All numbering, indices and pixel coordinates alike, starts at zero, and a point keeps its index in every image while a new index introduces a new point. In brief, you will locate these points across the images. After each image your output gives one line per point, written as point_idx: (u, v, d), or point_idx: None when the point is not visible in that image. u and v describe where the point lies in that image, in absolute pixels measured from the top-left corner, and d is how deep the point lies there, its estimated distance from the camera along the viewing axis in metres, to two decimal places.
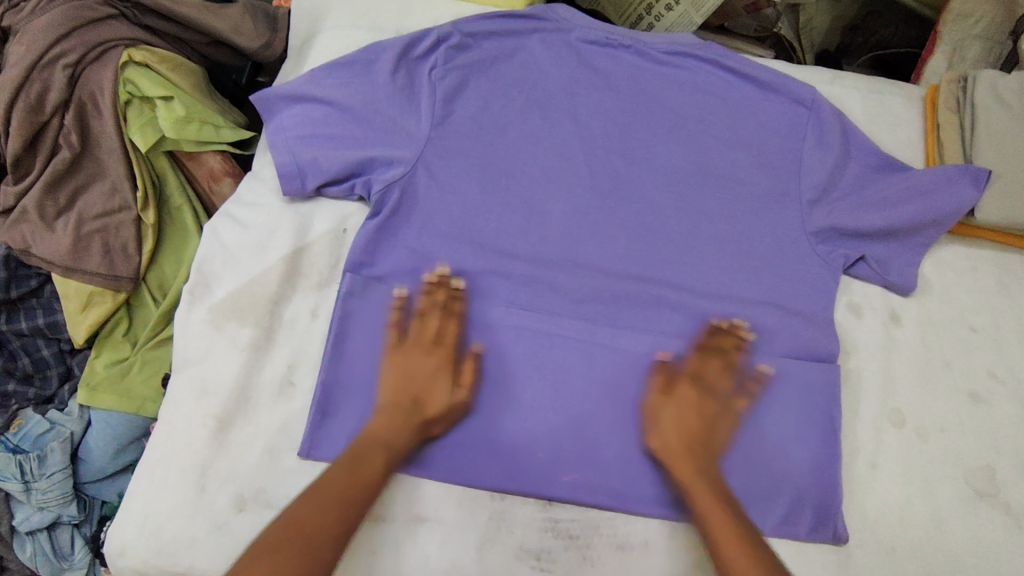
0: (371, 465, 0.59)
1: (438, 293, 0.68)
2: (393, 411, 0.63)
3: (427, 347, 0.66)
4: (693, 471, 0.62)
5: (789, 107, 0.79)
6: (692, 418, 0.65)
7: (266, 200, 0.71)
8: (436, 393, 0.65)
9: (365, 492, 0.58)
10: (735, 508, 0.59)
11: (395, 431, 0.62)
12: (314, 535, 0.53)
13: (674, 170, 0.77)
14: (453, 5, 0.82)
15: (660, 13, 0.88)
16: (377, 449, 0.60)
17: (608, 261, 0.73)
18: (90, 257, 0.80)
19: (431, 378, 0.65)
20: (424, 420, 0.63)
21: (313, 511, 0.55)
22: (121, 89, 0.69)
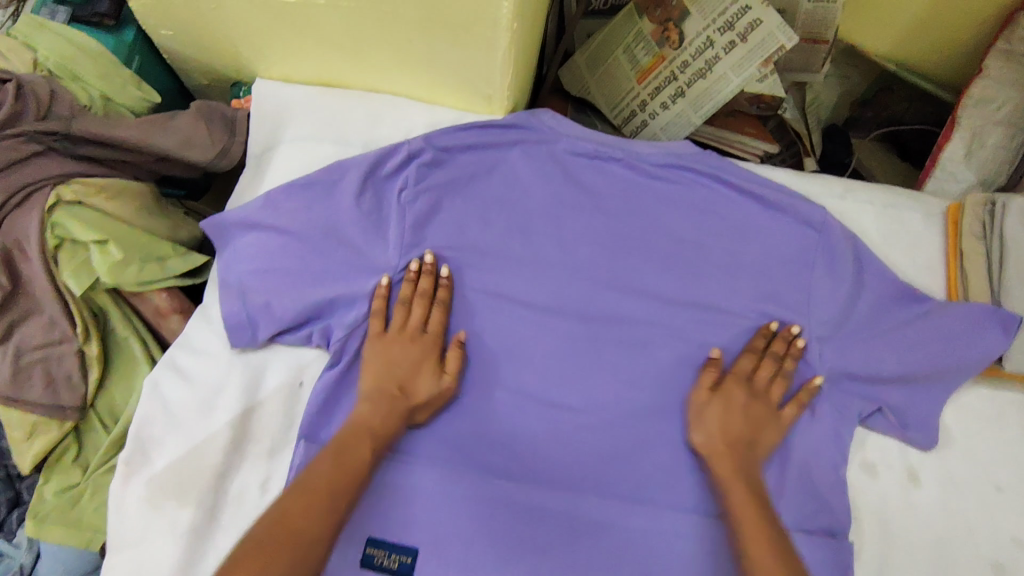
0: (362, 449, 0.58)
1: (423, 282, 0.66)
2: (382, 400, 0.62)
3: (412, 335, 0.64)
4: (735, 470, 0.61)
5: (798, 230, 0.71)
6: (738, 421, 0.63)
7: (214, 348, 0.64)
8: (423, 379, 0.63)
9: (350, 485, 0.56)
10: (766, 505, 0.58)
11: (383, 417, 0.61)
12: (304, 521, 0.52)
13: (669, 306, 0.69)
14: (426, 109, 0.74)
15: (655, 110, 0.81)
16: (363, 437, 0.59)
17: (601, 412, 0.67)
18: (33, 390, 0.72)
19: (417, 364, 0.63)
20: (410, 408, 0.63)
21: (301, 508, 0.52)
22: (49, 234, 0.62)
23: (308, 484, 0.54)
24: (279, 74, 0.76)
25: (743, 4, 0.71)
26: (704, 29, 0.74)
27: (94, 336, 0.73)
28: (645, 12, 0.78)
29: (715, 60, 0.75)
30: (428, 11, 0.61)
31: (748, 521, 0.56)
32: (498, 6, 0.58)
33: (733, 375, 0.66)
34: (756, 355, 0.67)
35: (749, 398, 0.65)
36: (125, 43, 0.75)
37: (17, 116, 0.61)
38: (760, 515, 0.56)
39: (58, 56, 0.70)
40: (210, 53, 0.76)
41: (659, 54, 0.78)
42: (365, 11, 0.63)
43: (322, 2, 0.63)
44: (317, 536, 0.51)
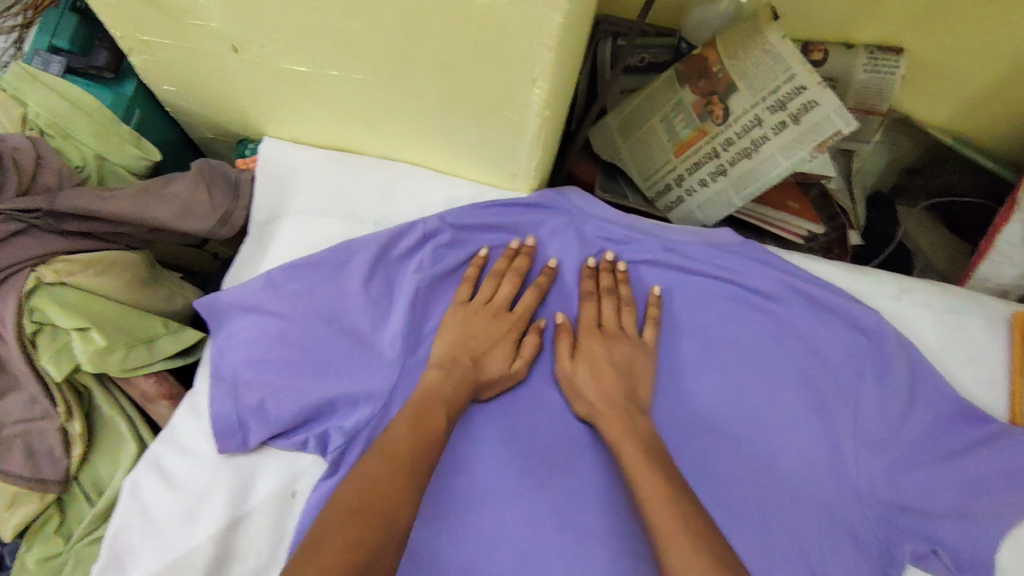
0: (435, 423, 0.56)
1: (519, 260, 0.64)
2: (461, 380, 0.59)
3: (495, 312, 0.63)
4: (621, 428, 0.57)
5: (847, 334, 0.64)
6: (611, 379, 0.60)
7: (202, 448, 0.59)
8: (496, 355, 0.62)
9: (427, 450, 0.54)
10: (666, 463, 0.54)
11: (453, 388, 0.59)
12: (389, 496, 0.49)
13: (703, 415, 0.63)
14: (444, 182, 0.68)
15: (693, 187, 0.74)
16: (438, 408, 0.57)
17: (624, 493, 0.60)
18: (11, 464, 0.66)
19: (495, 340, 0.62)
20: (478, 383, 0.61)
21: (385, 469, 0.51)
22: (27, 320, 0.57)
23: (362, 479, 0.50)
24: (288, 134, 0.71)
25: (797, 82, 0.65)
26: (753, 106, 0.68)
27: (77, 414, 0.68)
28: (687, 81, 0.72)
29: (762, 140, 0.69)
30: (449, 90, 0.55)
31: (658, 507, 0.50)
32: (528, 91, 0.52)
33: (611, 298, 0.64)
34: (591, 297, 0.65)
35: (605, 349, 0.62)
36: (125, 97, 0.70)
37: None
38: (668, 503, 0.50)
39: (49, 112, 0.65)
40: (217, 110, 0.71)
41: (700, 128, 0.72)
42: (382, 85, 0.57)
43: (335, 72, 0.58)
44: (399, 509, 0.49)
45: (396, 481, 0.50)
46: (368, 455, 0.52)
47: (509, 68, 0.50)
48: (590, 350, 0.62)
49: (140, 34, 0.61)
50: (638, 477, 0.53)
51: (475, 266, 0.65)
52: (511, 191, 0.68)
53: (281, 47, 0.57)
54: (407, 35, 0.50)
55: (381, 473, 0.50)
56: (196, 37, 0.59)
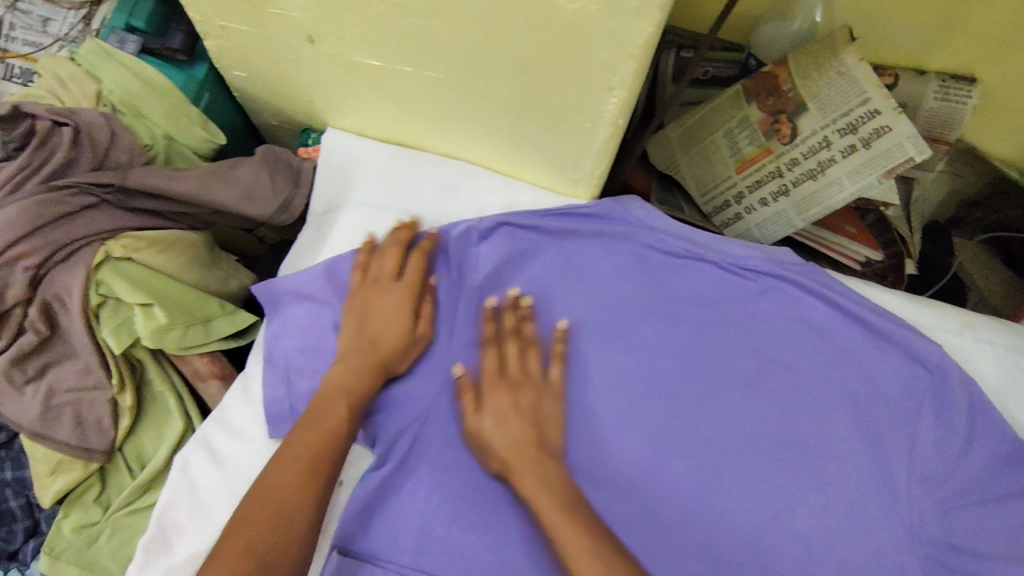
0: (336, 413, 0.55)
1: (400, 233, 0.63)
2: (366, 360, 0.58)
3: (385, 283, 0.61)
4: (533, 477, 0.54)
5: (906, 365, 0.63)
6: (521, 425, 0.57)
7: (252, 431, 0.60)
8: (377, 323, 0.60)
9: (333, 449, 0.53)
10: (575, 505, 0.52)
11: (358, 375, 0.58)
12: (293, 507, 0.49)
13: (754, 437, 0.61)
14: (504, 185, 0.68)
15: (753, 205, 0.74)
16: (336, 398, 0.56)
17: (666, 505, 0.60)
18: (59, 430, 0.68)
19: (391, 312, 0.60)
20: (385, 359, 0.58)
21: (284, 479, 0.50)
22: (93, 292, 0.58)
23: (265, 489, 0.50)
24: (352, 127, 0.72)
25: (871, 106, 0.63)
26: (822, 128, 0.67)
27: (128, 387, 0.69)
28: (755, 97, 0.70)
29: (829, 163, 0.67)
30: (522, 92, 0.55)
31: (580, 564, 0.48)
32: (604, 99, 0.52)
33: (512, 340, 0.61)
34: (494, 347, 0.60)
35: (509, 396, 0.58)
36: (195, 79, 0.71)
37: (67, 165, 0.58)
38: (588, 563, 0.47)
39: (123, 89, 0.66)
40: (285, 99, 0.72)
41: (766, 146, 0.71)
42: (454, 83, 0.57)
43: (409, 69, 0.58)
44: (301, 515, 0.49)
45: (302, 487, 0.50)
46: (280, 458, 0.52)
47: (587, 75, 0.50)
48: (494, 401, 0.58)
49: (218, 19, 0.61)
50: (548, 517, 0.51)
51: (363, 253, 0.63)
52: (571, 197, 0.68)
53: (357, 40, 0.57)
54: (488, 36, 0.50)
55: (292, 479, 0.51)
56: (274, 25, 0.59)
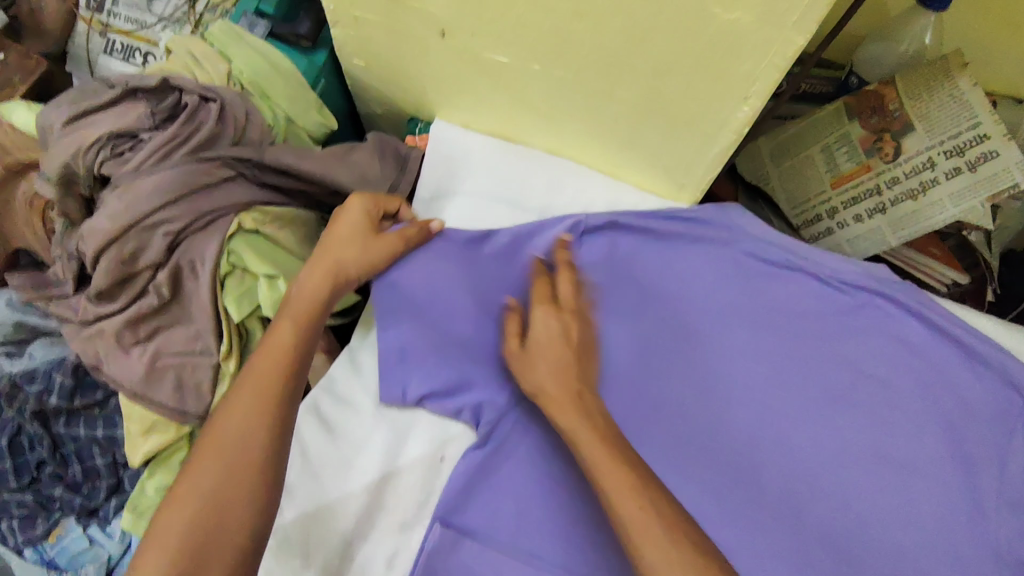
0: (279, 339, 0.56)
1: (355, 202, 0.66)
2: (317, 263, 0.60)
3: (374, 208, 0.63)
4: (572, 409, 0.53)
5: (999, 390, 0.63)
6: (560, 351, 0.57)
7: (360, 402, 0.62)
8: (340, 226, 0.62)
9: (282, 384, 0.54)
10: (623, 445, 0.51)
11: (314, 286, 0.59)
12: (238, 434, 0.51)
13: (844, 447, 0.62)
14: (608, 186, 0.70)
15: (846, 221, 0.75)
16: (282, 326, 0.57)
17: (755, 505, 0.61)
18: (160, 390, 0.71)
19: (343, 232, 0.61)
20: (337, 271, 0.60)
21: (230, 424, 0.51)
22: (223, 260, 0.60)
23: (222, 421, 0.51)
24: (459, 120, 0.74)
25: (981, 131, 0.65)
26: (928, 149, 0.68)
27: (234, 353, 0.71)
28: (857, 115, 0.72)
29: (931, 183, 0.69)
30: (650, 97, 0.57)
31: (622, 497, 0.46)
32: (735, 109, 0.54)
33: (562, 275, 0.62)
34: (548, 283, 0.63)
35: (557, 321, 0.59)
36: (316, 66, 0.74)
37: (213, 139, 0.62)
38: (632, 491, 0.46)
39: (253, 71, 0.69)
40: (399, 90, 0.74)
41: (866, 163, 0.72)
42: (580, 83, 0.59)
43: (536, 67, 0.60)
44: (246, 449, 0.50)
45: (240, 421, 0.51)
46: (237, 387, 0.53)
47: (724, 84, 0.52)
48: (541, 325, 0.58)
49: (353, 9, 0.64)
50: (573, 428, 0.52)
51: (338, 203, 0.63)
52: (673, 201, 0.69)
53: (491, 35, 0.59)
54: (631, 40, 0.52)
55: (235, 414, 0.52)
56: (408, 18, 0.62)
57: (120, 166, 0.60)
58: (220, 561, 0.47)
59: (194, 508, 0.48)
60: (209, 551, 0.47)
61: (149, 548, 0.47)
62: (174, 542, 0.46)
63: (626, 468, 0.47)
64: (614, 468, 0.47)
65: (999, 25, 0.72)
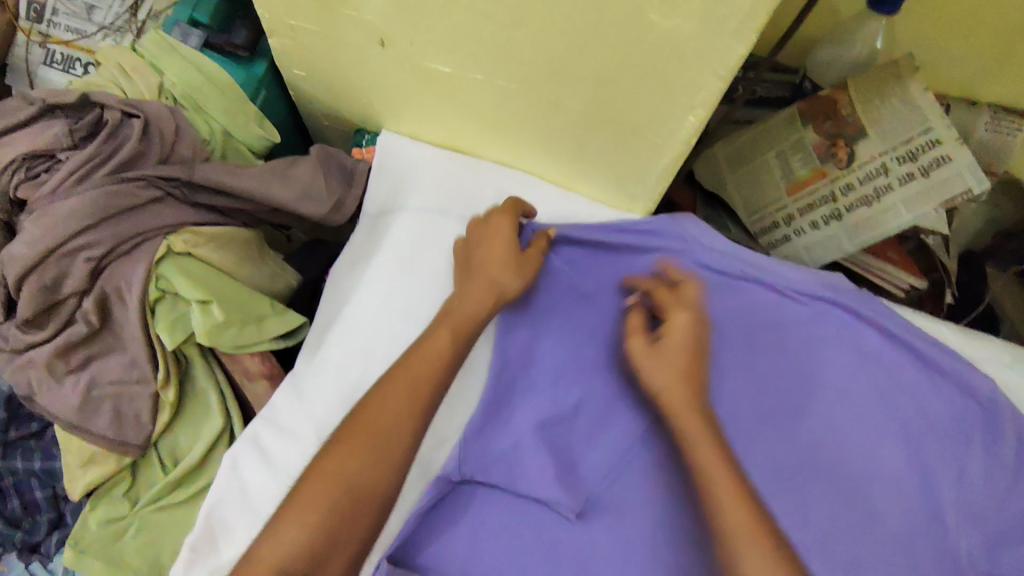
0: (439, 340, 0.55)
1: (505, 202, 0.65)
2: (473, 281, 0.59)
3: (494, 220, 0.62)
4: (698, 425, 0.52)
5: (957, 398, 0.62)
6: None
7: (303, 431, 0.58)
8: (494, 243, 0.60)
9: (435, 375, 0.53)
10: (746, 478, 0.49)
11: (466, 296, 0.58)
12: (387, 427, 0.49)
13: (807, 463, 0.61)
14: (560, 196, 0.68)
15: (803, 228, 0.73)
16: (444, 323, 0.56)
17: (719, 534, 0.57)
18: (96, 422, 0.67)
19: (495, 245, 0.60)
20: (493, 283, 0.58)
21: (377, 404, 0.51)
22: (153, 287, 0.57)
23: (366, 407, 0.50)
24: (407, 131, 0.72)
25: (932, 135, 0.65)
26: (882, 154, 0.68)
27: (173, 382, 0.68)
28: (811, 121, 0.71)
29: (886, 189, 0.68)
30: (596, 108, 0.55)
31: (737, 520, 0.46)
32: (682, 119, 0.52)
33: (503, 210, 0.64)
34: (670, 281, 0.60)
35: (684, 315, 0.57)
36: (255, 77, 0.71)
37: (137, 158, 0.58)
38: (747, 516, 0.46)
39: (184, 84, 0.66)
40: (344, 101, 0.72)
41: (820, 169, 0.71)
42: (527, 93, 0.57)
43: (480, 76, 0.58)
44: (399, 436, 0.49)
45: (395, 405, 0.50)
46: (385, 375, 0.53)
47: (668, 93, 0.50)
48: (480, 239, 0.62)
49: (289, 19, 0.61)
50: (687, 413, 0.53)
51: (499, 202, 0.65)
52: (626, 211, 0.67)
53: (432, 44, 0.57)
54: (573, 51, 0.50)
55: (389, 398, 0.51)
56: (344, 26, 0.59)
57: (35, 191, 0.57)
58: (342, 555, 0.46)
59: (337, 489, 0.47)
60: (333, 546, 0.46)
61: (282, 517, 0.46)
62: (312, 515, 0.46)
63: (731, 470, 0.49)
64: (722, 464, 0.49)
65: (947, 27, 0.72)
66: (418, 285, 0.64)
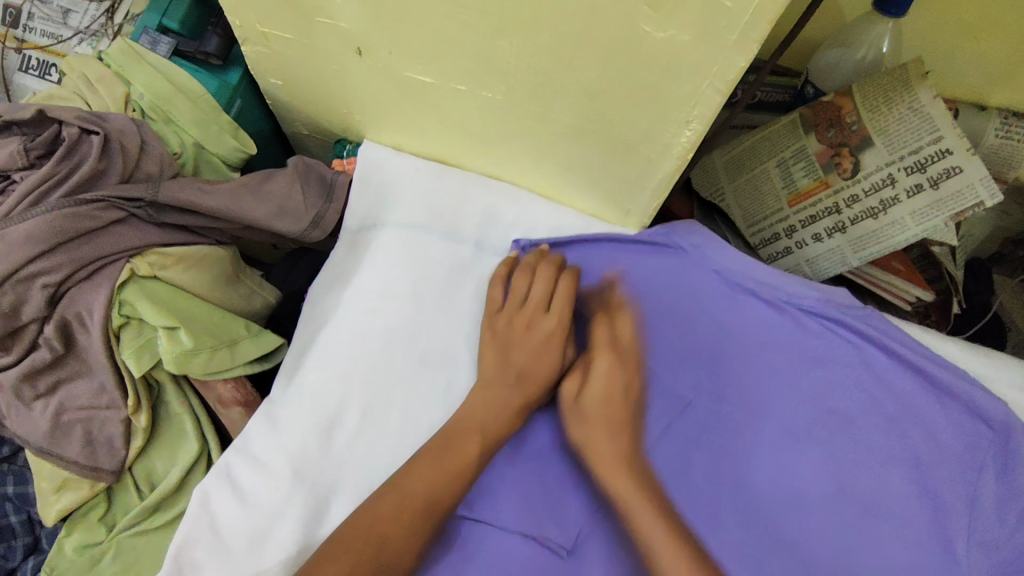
0: (466, 454, 0.54)
1: (535, 259, 0.61)
2: (517, 398, 0.57)
3: (537, 310, 0.59)
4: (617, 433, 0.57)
5: (967, 423, 0.59)
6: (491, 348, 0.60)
7: (278, 464, 0.55)
8: (543, 365, 0.58)
9: (456, 488, 0.53)
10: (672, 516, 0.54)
11: (500, 415, 0.56)
12: (391, 545, 0.49)
13: (807, 491, 0.58)
14: (551, 210, 0.65)
15: (805, 240, 0.70)
16: (471, 435, 0.55)
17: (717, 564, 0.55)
18: (68, 448, 0.64)
19: (539, 352, 0.58)
20: (528, 400, 0.57)
21: (389, 511, 0.50)
22: (115, 312, 0.54)
23: (379, 506, 0.51)
24: (390, 141, 0.69)
25: (942, 145, 0.61)
26: (887, 165, 0.64)
27: (145, 407, 0.65)
28: (813, 128, 0.67)
29: (892, 201, 0.64)
30: (586, 119, 0.52)
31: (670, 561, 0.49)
32: (676, 134, 0.49)
33: (533, 276, 0.61)
34: (606, 319, 0.62)
35: (618, 365, 0.60)
36: (228, 85, 0.67)
37: (96, 178, 0.55)
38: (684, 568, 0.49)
39: (154, 94, 0.63)
40: (323, 110, 0.68)
41: (823, 179, 0.68)
42: (513, 106, 0.54)
43: (463, 87, 0.55)
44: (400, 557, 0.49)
45: (399, 521, 0.50)
46: (400, 478, 0.52)
47: (661, 106, 0.47)
48: (518, 337, 0.59)
49: (261, 25, 0.58)
50: (608, 436, 0.56)
51: (532, 258, 0.62)
52: (619, 226, 0.64)
53: (411, 54, 0.53)
54: (559, 59, 0.47)
55: (395, 508, 0.51)
56: (321, 35, 0.56)
57: None
58: None
59: None
60: None
61: None
62: None
63: (663, 522, 0.52)
64: (658, 523, 0.52)
65: (958, 29, 0.68)
66: (399, 306, 0.61)
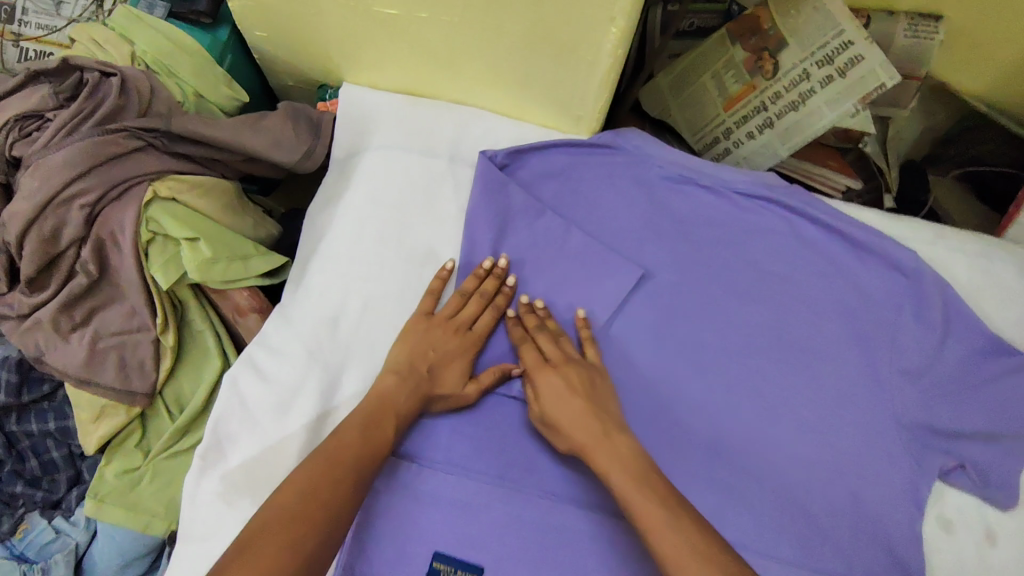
0: (383, 433, 0.57)
1: (489, 283, 0.66)
2: (414, 391, 0.60)
3: (457, 329, 0.64)
4: (604, 452, 0.55)
5: (886, 273, 0.68)
6: (409, 339, 0.64)
7: (294, 349, 0.64)
8: (452, 370, 0.63)
9: (373, 463, 0.55)
10: (655, 483, 0.52)
11: (407, 397, 0.60)
12: (331, 508, 0.50)
13: (749, 336, 0.67)
14: (512, 126, 0.74)
15: (740, 139, 0.80)
16: (388, 417, 0.58)
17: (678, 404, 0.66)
18: (103, 372, 0.72)
19: (451, 356, 0.63)
20: (428, 396, 0.61)
21: (320, 477, 0.51)
22: (143, 229, 0.63)
23: (311, 472, 0.52)
24: (366, 81, 0.77)
25: (845, 38, 0.70)
26: (802, 61, 0.73)
27: (171, 326, 0.73)
28: (738, 38, 0.77)
29: (809, 93, 0.74)
30: (530, 28, 0.61)
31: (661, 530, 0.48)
32: (606, 30, 0.58)
33: (477, 298, 0.66)
34: (526, 341, 0.65)
35: (561, 375, 0.61)
36: (219, 42, 0.77)
37: (118, 112, 0.64)
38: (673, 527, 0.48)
39: (154, 49, 0.71)
40: (305, 58, 0.77)
41: (750, 83, 0.77)
42: (470, 26, 0.63)
43: (425, 14, 0.64)
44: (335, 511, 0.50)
45: (331, 474, 0.52)
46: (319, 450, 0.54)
47: (591, 5, 0.56)
48: (430, 335, 0.63)
49: None
50: (605, 467, 0.54)
51: (474, 277, 0.66)
52: (575, 134, 0.73)
53: None
54: None
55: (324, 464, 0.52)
56: None
57: (28, 147, 0.63)
58: None
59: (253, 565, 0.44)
60: None
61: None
62: None
63: (651, 498, 0.50)
64: (660, 514, 0.49)
65: None
66: (388, 214, 0.70)
